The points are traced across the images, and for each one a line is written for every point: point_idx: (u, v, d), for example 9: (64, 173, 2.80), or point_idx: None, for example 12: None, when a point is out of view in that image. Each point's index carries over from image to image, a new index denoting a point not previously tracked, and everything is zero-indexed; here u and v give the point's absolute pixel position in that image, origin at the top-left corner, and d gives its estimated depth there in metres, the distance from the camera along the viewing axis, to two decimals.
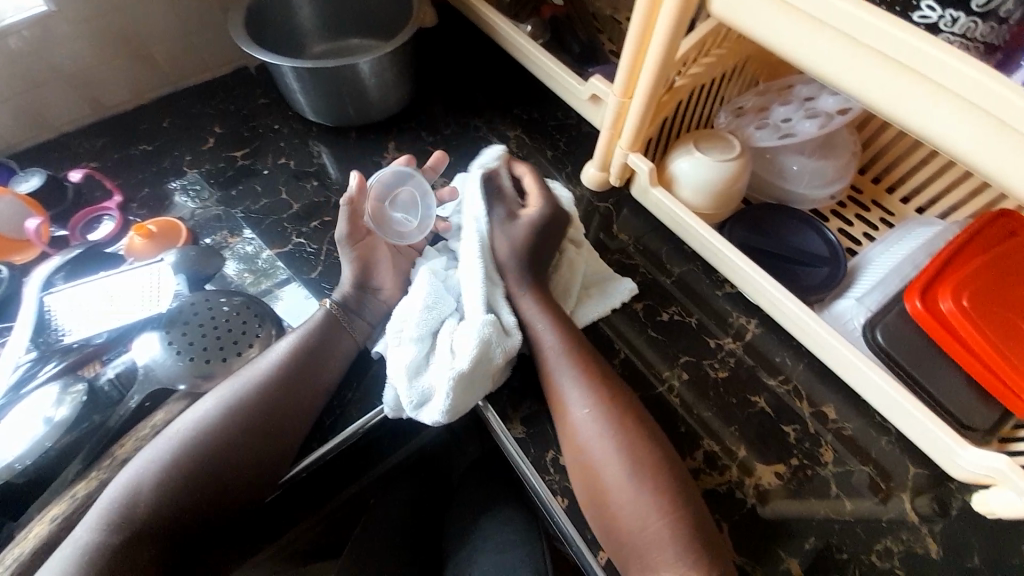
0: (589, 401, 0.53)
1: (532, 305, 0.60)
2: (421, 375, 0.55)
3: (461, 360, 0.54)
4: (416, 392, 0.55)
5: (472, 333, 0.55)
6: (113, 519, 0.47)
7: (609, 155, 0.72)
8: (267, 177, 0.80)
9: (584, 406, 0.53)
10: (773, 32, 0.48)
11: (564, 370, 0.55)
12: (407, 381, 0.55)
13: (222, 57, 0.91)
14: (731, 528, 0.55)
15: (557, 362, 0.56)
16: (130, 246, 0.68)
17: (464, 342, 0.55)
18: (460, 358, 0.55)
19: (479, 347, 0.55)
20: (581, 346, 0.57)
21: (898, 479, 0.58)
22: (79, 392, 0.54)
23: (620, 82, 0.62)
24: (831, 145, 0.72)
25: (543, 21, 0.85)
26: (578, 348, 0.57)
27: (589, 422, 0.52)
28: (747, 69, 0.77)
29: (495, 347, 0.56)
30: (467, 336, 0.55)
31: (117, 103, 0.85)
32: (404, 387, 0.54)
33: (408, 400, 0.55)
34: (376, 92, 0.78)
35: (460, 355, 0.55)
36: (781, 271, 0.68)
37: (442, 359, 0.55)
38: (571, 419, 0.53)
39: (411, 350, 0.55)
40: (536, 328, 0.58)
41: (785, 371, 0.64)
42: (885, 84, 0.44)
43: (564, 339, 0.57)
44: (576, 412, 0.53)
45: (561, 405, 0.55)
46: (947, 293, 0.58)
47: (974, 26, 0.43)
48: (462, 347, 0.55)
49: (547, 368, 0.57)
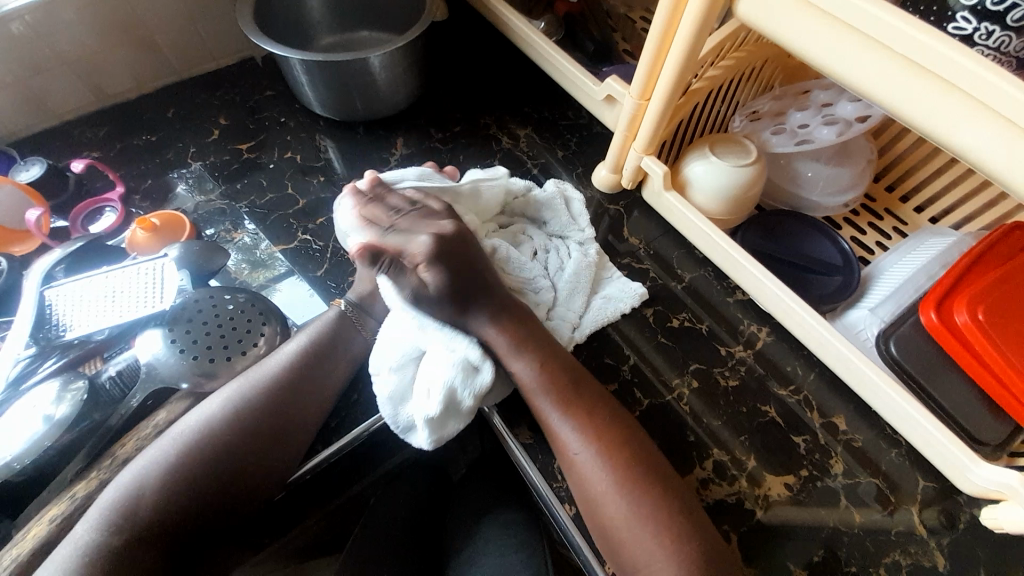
0: (582, 439, 0.52)
1: (496, 336, 0.56)
2: (404, 406, 0.55)
3: (433, 403, 0.52)
4: (402, 420, 0.54)
5: (441, 377, 0.53)
6: (115, 522, 0.46)
7: (622, 158, 0.71)
8: (272, 171, 0.79)
9: (579, 445, 0.52)
10: (799, 35, 0.47)
11: (555, 399, 0.54)
12: (391, 409, 0.54)
13: (228, 47, 0.89)
14: (739, 539, 0.55)
15: (544, 401, 0.54)
16: (132, 239, 0.67)
17: (434, 384, 0.53)
18: (431, 402, 0.53)
19: (447, 396, 0.52)
20: (566, 380, 0.55)
21: (907, 493, 0.57)
22: (80, 389, 0.52)
23: (638, 83, 0.60)
24: (847, 152, 0.71)
25: (557, 18, 0.83)
26: (563, 383, 0.55)
27: (586, 461, 0.51)
28: (764, 71, 0.76)
29: (462, 391, 0.53)
30: (437, 376, 0.53)
31: (120, 91, 0.83)
32: (388, 415, 0.54)
33: (395, 425, 0.55)
34: (386, 87, 0.77)
35: (432, 398, 0.53)
36: (793, 279, 0.67)
37: (420, 395, 0.54)
38: (569, 458, 0.52)
39: (392, 379, 0.55)
40: (514, 366, 0.55)
41: (796, 381, 0.63)
42: (910, 92, 0.43)
43: (544, 376, 0.54)
44: (571, 452, 0.52)
45: (557, 445, 0.53)
46: (963, 305, 0.57)
47: (1007, 41, 0.42)
48: (433, 388, 0.53)
49: (535, 407, 0.55)
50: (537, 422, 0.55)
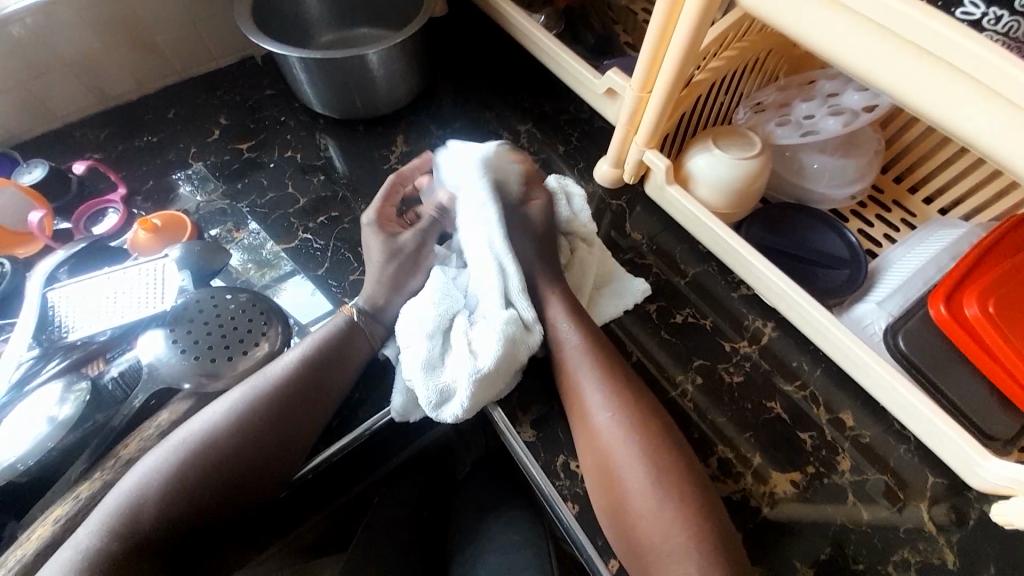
0: (612, 405, 0.52)
1: (553, 305, 0.59)
2: (439, 373, 0.54)
3: (483, 360, 0.53)
4: (434, 391, 0.53)
5: (494, 332, 0.54)
6: (115, 527, 0.46)
7: (623, 152, 0.70)
8: (273, 171, 0.78)
9: (607, 411, 0.52)
10: (800, 23, 0.46)
11: (591, 364, 0.54)
12: (424, 378, 0.53)
13: (227, 47, 0.89)
14: (746, 536, 0.54)
15: (581, 364, 0.55)
16: (134, 240, 0.67)
17: (486, 341, 0.54)
18: (482, 357, 0.53)
19: (504, 348, 0.54)
20: (603, 347, 0.56)
21: (915, 488, 0.56)
22: (83, 390, 0.53)
23: (638, 76, 0.59)
24: (854, 143, 0.70)
25: (557, 12, 0.82)
26: (601, 350, 0.55)
27: (613, 427, 0.51)
28: (768, 62, 0.75)
29: (519, 345, 0.55)
30: (489, 335, 0.54)
31: (120, 93, 0.83)
32: (422, 384, 0.53)
33: (426, 398, 0.53)
34: (385, 84, 0.76)
35: (483, 354, 0.54)
36: (798, 272, 0.66)
37: (462, 355, 0.54)
38: (594, 423, 0.52)
39: (424, 347, 0.54)
40: (556, 327, 0.57)
41: (802, 376, 0.62)
42: (920, 81, 0.41)
43: (585, 340, 0.56)
44: (599, 417, 0.52)
45: (582, 410, 0.53)
46: (973, 298, 0.56)
47: (1017, 26, 0.41)
48: (483, 347, 0.54)
49: (569, 369, 0.55)
50: (565, 388, 0.55)
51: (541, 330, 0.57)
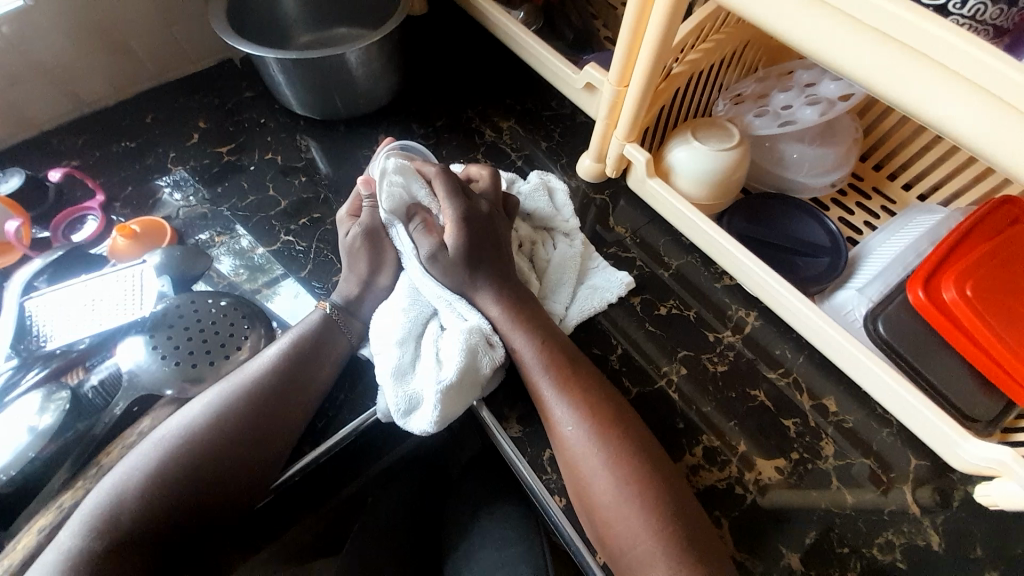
0: (575, 417, 0.52)
1: (502, 313, 0.57)
2: (408, 381, 0.54)
3: (446, 370, 0.53)
4: (403, 400, 0.53)
5: (456, 341, 0.54)
6: (95, 525, 0.45)
7: (604, 146, 0.70)
8: (253, 174, 0.78)
9: (571, 422, 0.52)
10: (774, 15, 0.46)
11: (551, 376, 0.54)
12: (393, 386, 0.53)
13: (205, 49, 0.88)
14: (731, 525, 0.54)
15: (542, 377, 0.54)
16: (113, 247, 0.66)
17: (449, 351, 0.54)
18: (446, 368, 0.53)
19: (466, 358, 0.54)
20: (563, 356, 0.56)
21: (899, 471, 0.57)
22: (64, 398, 0.52)
23: (615, 70, 0.60)
24: (832, 131, 0.71)
25: (536, 8, 0.82)
26: (560, 360, 0.55)
27: (578, 438, 0.51)
28: (746, 54, 0.75)
29: (481, 356, 0.55)
30: (452, 343, 0.54)
31: (97, 98, 0.82)
32: (391, 393, 0.53)
33: (396, 406, 0.53)
34: (365, 83, 0.76)
35: (446, 365, 0.53)
36: (779, 261, 0.67)
37: (428, 366, 0.54)
38: (560, 436, 0.52)
39: (394, 355, 0.54)
40: (514, 341, 0.56)
41: (786, 364, 0.63)
42: (892, 70, 0.42)
43: (545, 352, 0.55)
44: (564, 429, 0.52)
45: (549, 422, 0.53)
46: (951, 282, 0.57)
47: (983, 9, 0.42)
48: (448, 355, 0.54)
49: (531, 383, 0.55)
50: (533, 401, 0.56)
51: (504, 347, 0.57)
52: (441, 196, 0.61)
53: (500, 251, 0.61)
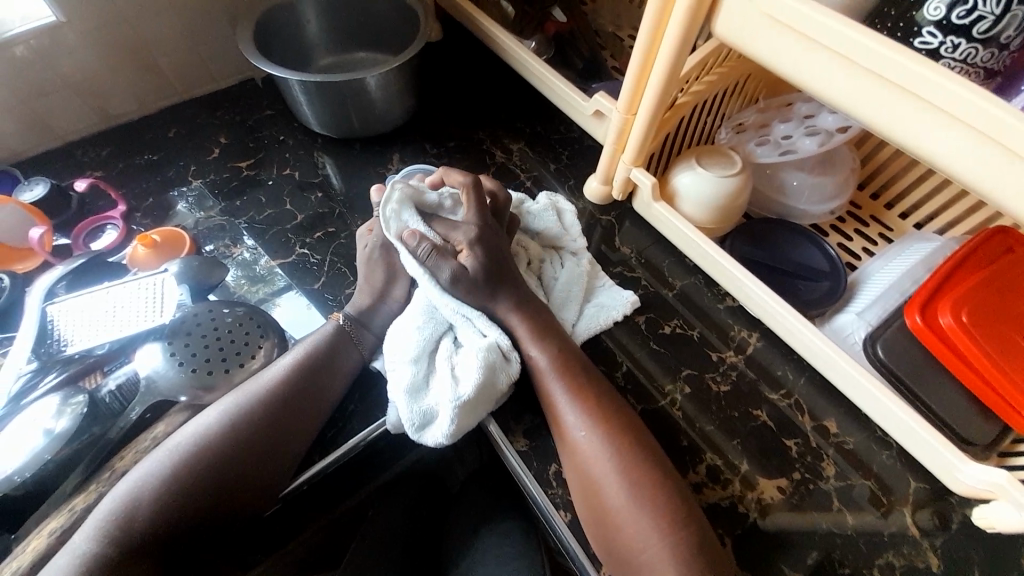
0: (587, 422, 0.53)
1: (519, 325, 0.59)
2: (422, 397, 0.55)
3: (463, 386, 0.54)
4: (418, 414, 0.54)
5: (473, 358, 0.55)
6: (109, 530, 0.46)
7: (611, 169, 0.72)
8: (271, 188, 0.80)
9: (583, 427, 0.53)
10: (772, 52, 0.49)
11: (564, 382, 0.55)
12: (408, 402, 0.55)
13: (229, 68, 0.92)
14: (734, 543, 0.55)
15: (555, 382, 0.56)
16: (133, 255, 0.68)
17: (466, 368, 0.55)
18: (463, 384, 0.55)
19: (483, 374, 0.55)
20: (577, 364, 0.57)
21: (899, 493, 0.58)
22: (80, 403, 0.53)
23: (624, 99, 0.62)
24: (830, 162, 0.74)
25: (547, 38, 0.86)
26: (574, 367, 0.56)
27: (590, 445, 0.52)
28: (747, 86, 0.79)
29: (498, 372, 0.56)
30: (468, 360, 0.56)
31: (123, 112, 0.86)
32: (406, 408, 0.54)
33: (410, 420, 0.54)
34: (382, 105, 0.79)
35: (463, 381, 0.55)
36: (781, 285, 0.68)
37: (443, 381, 0.55)
38: (572, 441, 0.53)
39: (409, 372, 0.56)
40: (528, 348, 0.58)
41: (787, 384, 0.64)
42: (883, 105, 0.44)
43: (559, 359, 0.57)
44: (576, 435, 0.53)
45: (561, 428, 0.54)
46: (947, 308, 0.58)
47: (974, 52, 0.45)
48: (464, 372, 0.55)
49: (545, 389, 0.56)
50: (544, 407, 0.57)
51: (518, 359, 0.58)
52: (444, 233, 0.63)
53: (510, 269, 0.63)
